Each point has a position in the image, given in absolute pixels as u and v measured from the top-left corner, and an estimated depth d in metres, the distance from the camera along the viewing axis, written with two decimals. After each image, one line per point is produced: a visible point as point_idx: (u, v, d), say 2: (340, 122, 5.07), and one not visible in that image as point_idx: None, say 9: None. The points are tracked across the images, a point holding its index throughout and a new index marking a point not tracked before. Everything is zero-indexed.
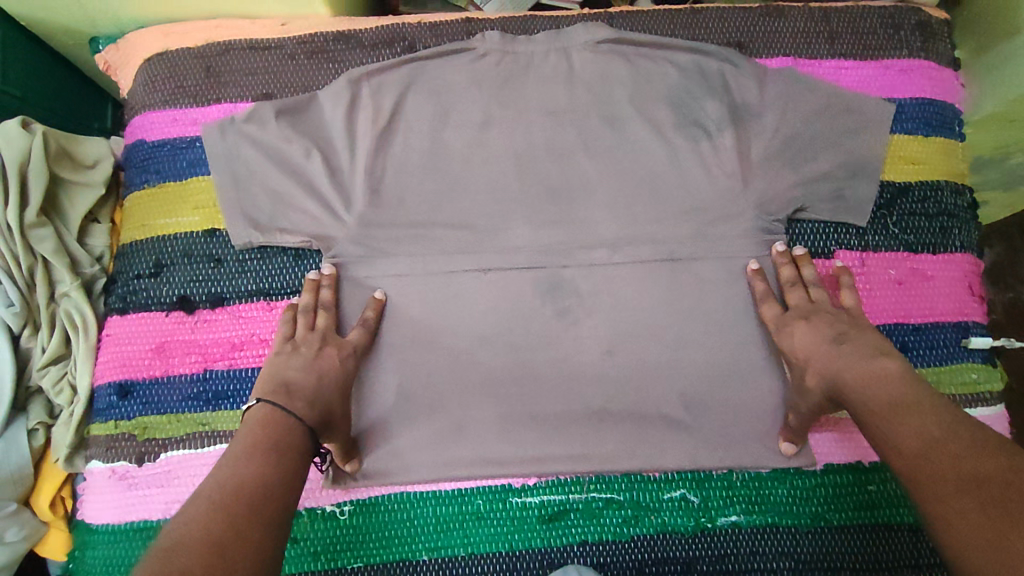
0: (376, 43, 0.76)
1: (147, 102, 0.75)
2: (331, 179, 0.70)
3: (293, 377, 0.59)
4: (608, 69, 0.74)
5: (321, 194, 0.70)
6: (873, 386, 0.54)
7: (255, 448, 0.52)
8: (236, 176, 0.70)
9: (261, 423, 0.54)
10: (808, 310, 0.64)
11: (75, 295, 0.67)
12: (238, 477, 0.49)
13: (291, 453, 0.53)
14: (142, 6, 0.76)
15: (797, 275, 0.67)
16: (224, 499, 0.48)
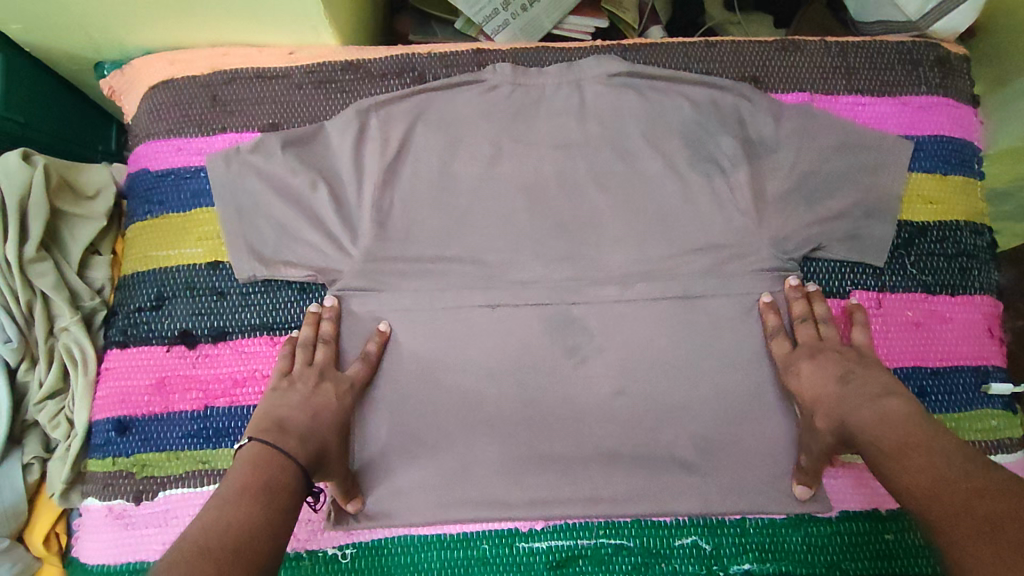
0: (384, 73, 0.75)
1: (151, 130, 0.73)
2: (338, 212, 0.69)
3: (288, 414, 0.57)
4: (620, 103, 0.73)
5: (327, 228, 0.69)
6: (882, 429, 0.52)
7: (246, 489, 0.50)
8: (241, 207, 0.69)
9: (252, 462, 0.52)
10: (816, 348, 0.63)
11: (74, 330, 0.65)
12: (222, 519, 0.47)
13: (282, 493, 0.51)
14: (150, 33, 0.75)
15: (808, 310, 0.66)
16: (207, 543, 0.45)
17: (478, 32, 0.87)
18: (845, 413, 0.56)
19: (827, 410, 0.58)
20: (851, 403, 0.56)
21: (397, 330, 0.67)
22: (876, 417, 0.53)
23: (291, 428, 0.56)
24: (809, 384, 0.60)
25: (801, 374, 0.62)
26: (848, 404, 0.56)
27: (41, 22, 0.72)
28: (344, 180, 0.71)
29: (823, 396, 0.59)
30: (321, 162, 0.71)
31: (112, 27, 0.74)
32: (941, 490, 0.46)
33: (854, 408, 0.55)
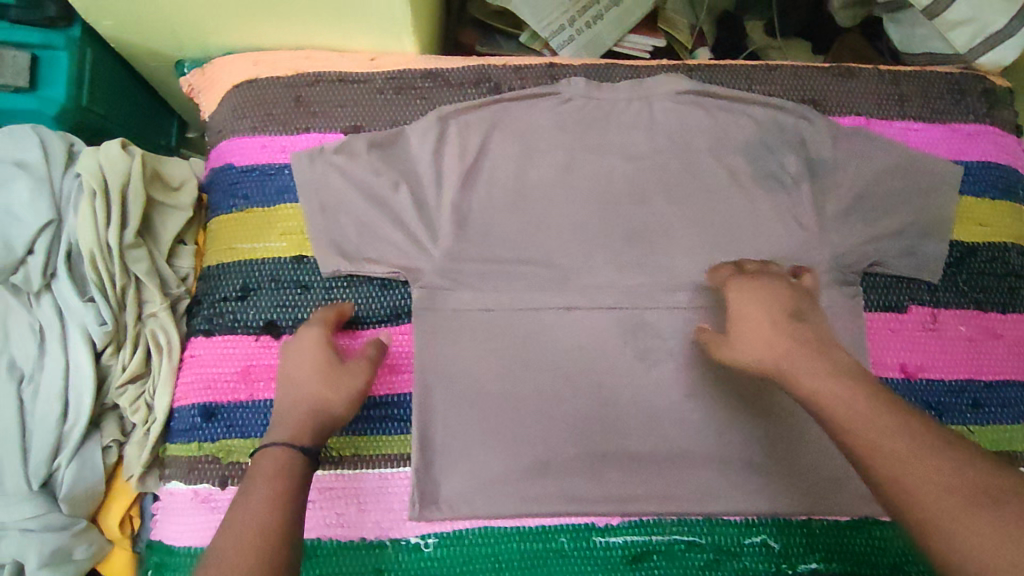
0: (462, 82, 0.77)
1: (235, 128, 0.76)
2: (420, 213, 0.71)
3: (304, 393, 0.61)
4: (688, 120, 0.76)
5: (410, 227, 0.71)
6: (859, 414, 0.51)
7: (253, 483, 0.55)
8: (328, 215, 0.71)
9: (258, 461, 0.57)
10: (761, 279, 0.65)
11: (163, 316, 0.67)
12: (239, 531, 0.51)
13: (269, 477, 0.55)
14: (234, 34, 0.77)
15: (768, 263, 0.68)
16: (232, 560, 0.49)
17: (542, 46, 0.90)
18: (802, 354, 0.56)
19: (780, 352, 0.58)
20: (830, 380, 0.53)
21: (474, 330, 0.69)
22: (858, 392, 0.52)
23: (316, 417, 0.60)
24: (754, 316, 0.61)
25: (751, 306, 0.62)
26: (819, 378, 0.54)
27: (132, 19, 0.74)
28: (425, 182, 0.73)
29: (769, 329, 0.59)
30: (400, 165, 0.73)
31: (199, 28, 0.76)
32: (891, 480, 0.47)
33: (812, 372, 0.55)
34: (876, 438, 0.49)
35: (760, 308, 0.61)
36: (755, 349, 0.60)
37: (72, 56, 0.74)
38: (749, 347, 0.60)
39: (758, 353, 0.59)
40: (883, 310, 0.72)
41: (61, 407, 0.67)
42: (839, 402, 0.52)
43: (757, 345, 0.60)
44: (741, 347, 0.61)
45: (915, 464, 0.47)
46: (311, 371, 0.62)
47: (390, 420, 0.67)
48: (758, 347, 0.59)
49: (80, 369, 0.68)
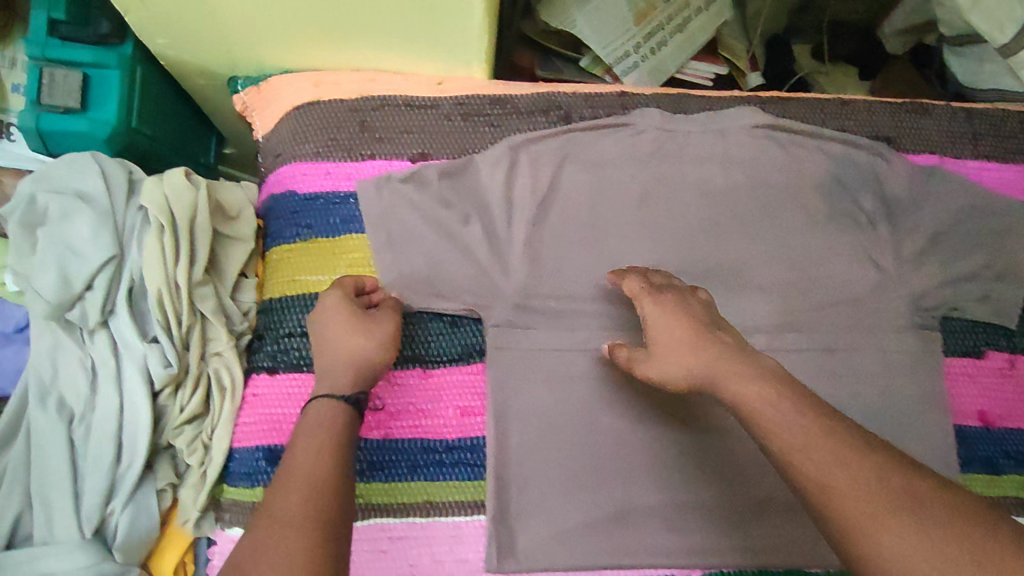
0: (531, 110, 0.75)
1: (296, 152, 0.72)
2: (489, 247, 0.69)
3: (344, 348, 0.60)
4: (763, 154, 0.74)
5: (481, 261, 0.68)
6: (789, 420, 0.49)
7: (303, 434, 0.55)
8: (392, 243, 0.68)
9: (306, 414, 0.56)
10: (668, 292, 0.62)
11: (228, 354, 0.66)
12: (294, 480, 0.51)
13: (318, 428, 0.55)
14: (294, 53, 0.73)
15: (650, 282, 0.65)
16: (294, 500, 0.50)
17: (604, 71, 0.87)
18: (724, 366, 0.54)
19: (700, 367, 0.54)
20: (757, 387, 0.51)
21: (548, 370, 0.67)
22: (788, 402, 0.50)
23: (357, 366, 0.59)
24: (670, 328, 0.58)
25: (666, 316, 0.58)
26: (747, 382, 0.52)
27: (187, 38, 0.70)
28: (496, 214, 0.70)
29: (688, 342, 0.56)
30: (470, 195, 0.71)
31: (257, 48, 0.72)
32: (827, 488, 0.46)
33: (733, 384, 0.52)
34: (801, 446, 0.48)
35: (677, 318, 0.58)
36: (673, 365, 0.56)
37: (125, 76, 0.70)
38: (665, 362, 0.57)
39: (681, 369, 0.55)
40: (961, 355, 0.71)
41: (115, 449, 0.64)
42: (769, 411, 0.50)
43: (676, 360, 0.56)
44: (658, 363, 0.57)
45: (842, 472, 0.47)
46: (344, 329, 0.61)
47: (463, 465, 0.65)
48: (678, 364, 0.56)
49: (135, 407, 0.65)
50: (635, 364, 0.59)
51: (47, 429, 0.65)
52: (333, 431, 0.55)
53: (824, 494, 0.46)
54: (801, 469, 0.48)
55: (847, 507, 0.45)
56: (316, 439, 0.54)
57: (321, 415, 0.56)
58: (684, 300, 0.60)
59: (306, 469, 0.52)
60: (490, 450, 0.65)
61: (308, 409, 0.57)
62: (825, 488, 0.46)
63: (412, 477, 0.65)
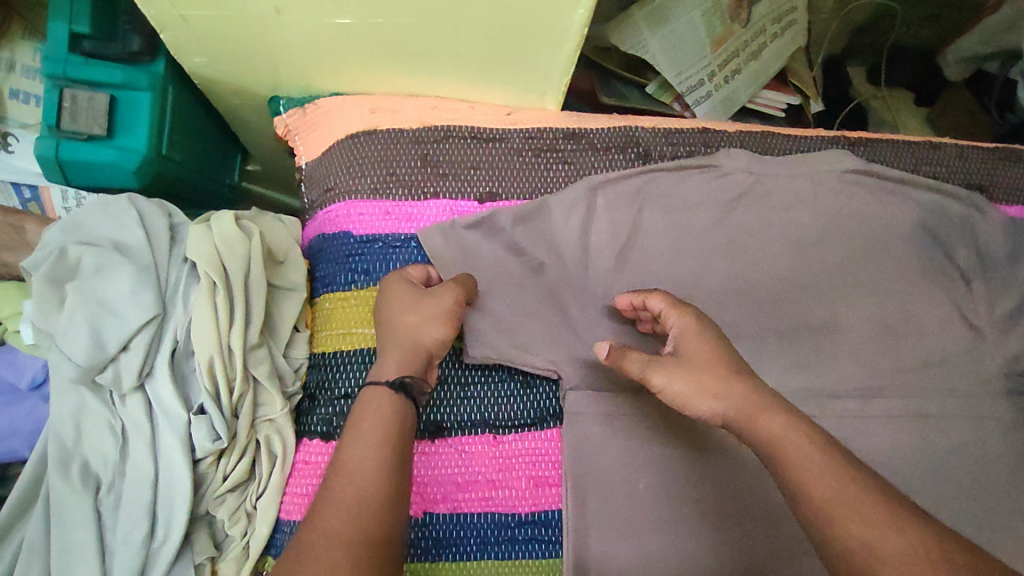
0: (608, 145, 0.68)
1: (350, 186, 0.65)
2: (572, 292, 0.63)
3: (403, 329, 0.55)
4: (853, 201, 0.69)
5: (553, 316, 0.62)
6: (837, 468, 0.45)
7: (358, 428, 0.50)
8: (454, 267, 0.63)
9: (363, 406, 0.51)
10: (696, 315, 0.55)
11: (280, 420, 0.58)
12: (340, 489, 0.46)
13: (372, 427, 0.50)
14: (350, 74, 0.66)
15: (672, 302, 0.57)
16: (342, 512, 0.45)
17: (672, 99, 0.81)
18: (759, 404, 0.49)
19: (734, 397, 0.49)
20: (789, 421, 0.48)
21: (626, 436, 0.62)
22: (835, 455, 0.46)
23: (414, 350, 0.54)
24: (696, 351, 0.52)
25: (696, 341, 0.52)
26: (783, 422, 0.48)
27: (228, 57, 0.63)
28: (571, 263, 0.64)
29: (721, 369, 0.50)
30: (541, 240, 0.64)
31: (308, 70, 0.66)
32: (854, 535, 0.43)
33: (766, 422, 0.48)
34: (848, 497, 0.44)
35: (710, 344, 0.52)
36: (702, 392, 0.50)
37: (155, 99, 0.64)
38: (690, 386, 0.50)
39: (710, 398, 0.50)
40: None
41: (149, 522, 0.54)
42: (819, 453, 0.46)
43: (704, 387, 0.50)
44: (683, 382, 0.50)
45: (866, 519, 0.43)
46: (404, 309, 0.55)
47: (537, 542, 0.60)
48: (708, 390, 0.50)
49: (172, 473, 0.56)
50: (654, 376, 0.51)
51: (67, 502, 0.54)
52: (387, 428, 0.50)
53: (864, 552, 0.42)
54: (836, 522, 0.43)
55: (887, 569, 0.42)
56: (367, 435, 0.49)
57: (376, 408, 0.51)
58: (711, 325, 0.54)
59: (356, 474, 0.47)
60: (568, 527, 0.59)
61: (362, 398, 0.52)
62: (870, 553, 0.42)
63: (482, 555, 0.59)
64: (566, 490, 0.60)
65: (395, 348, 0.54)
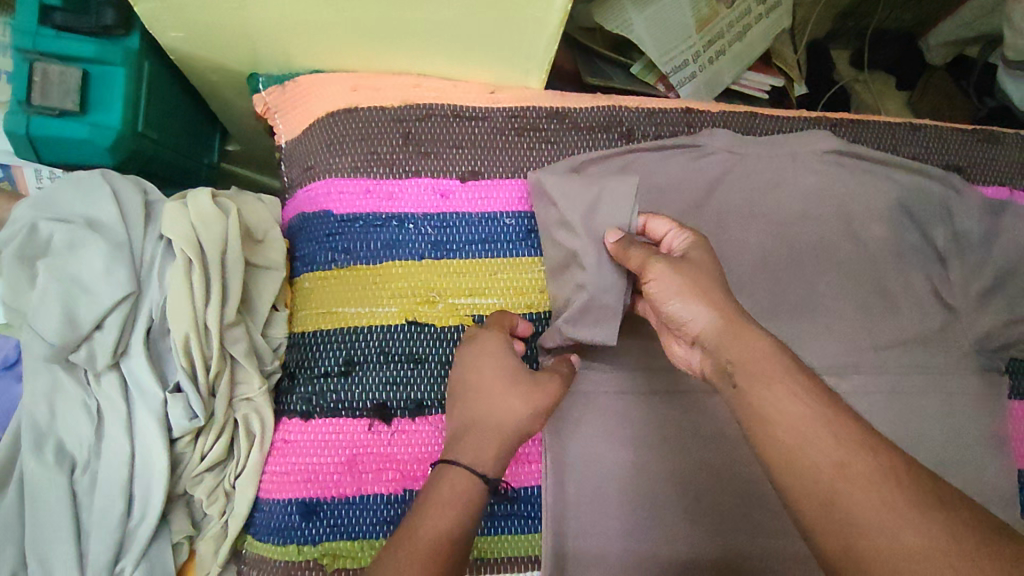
0: (591, 125, 0.68)
1: (331, 165, 0.64)
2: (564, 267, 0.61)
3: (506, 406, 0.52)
4: (832, 180, 0.70)
5: (569, 291, 0.60)
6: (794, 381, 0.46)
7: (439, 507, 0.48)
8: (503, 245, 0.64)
9: (447, 485, 0.49)
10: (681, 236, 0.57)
11: (258, 399, 0.58)
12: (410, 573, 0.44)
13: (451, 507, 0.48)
14: (330, 50, 0.65)
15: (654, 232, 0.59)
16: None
17: (656, 79, 0.81)
18: (746, 320, 0.50)
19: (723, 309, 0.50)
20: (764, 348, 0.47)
21: (607, 414, 0.63)
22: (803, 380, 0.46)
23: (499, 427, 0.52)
24: (693, 262, 0.53)
25: (694, 253, 0.53)
26: (755, 342, 0.48)
27: (204, 30, 0.62)
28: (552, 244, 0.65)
29: (713, 281, 0.52)
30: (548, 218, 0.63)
31: (286, 46, 0.65)
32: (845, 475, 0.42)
33: (755, 338, 0.48)
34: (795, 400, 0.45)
35: (707, 260, 0.53)
36: (692, 294, 0.50)
37: (130, 74, 0.63)
38: (677, 286, 0.51)
39: (701, 305, 0.50)
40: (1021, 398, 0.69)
41: (126, 502, 0.55)
42: (782, 373, 0.46)
43: (693, 291, 0.51)
44: (673, 280, 0.51)
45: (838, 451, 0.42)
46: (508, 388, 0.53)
47: (516, 517, 0.60)
48: (700, 295, 0.50)
49: (148, 455, 0.56)
50: (653, 266, 0.53)
51: (43, 482, 0.54)
52: (463, 512, 0.48)
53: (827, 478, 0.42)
54: (799, 453, 0.43)
55: (855, 493, 0.41)
56: (442, 515, 0.48)
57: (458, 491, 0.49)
58: (712, 251, 0.54)
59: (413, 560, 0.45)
60: (546, 497, 0.60)
61: (439, 474, 0.50)
62: (835, 476, 0.42)
63: None
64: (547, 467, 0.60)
65: (487, 426, 0.51)
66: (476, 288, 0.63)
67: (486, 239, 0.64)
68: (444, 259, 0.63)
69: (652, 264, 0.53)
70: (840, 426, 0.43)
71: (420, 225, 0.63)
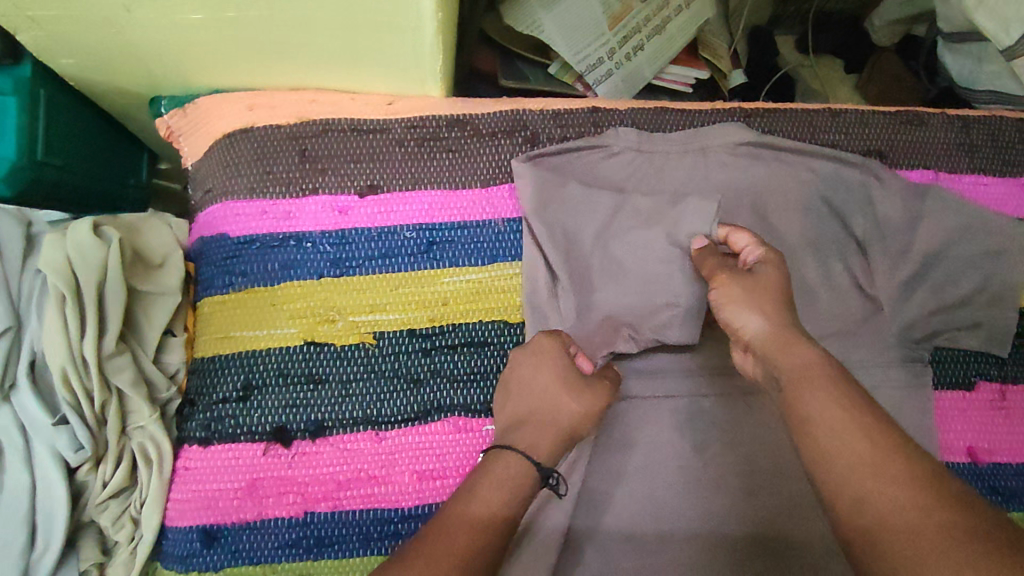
0: (494, 131, 0.67)
1: (227, 187, 0.64)
2: (633, 264, 0.64)
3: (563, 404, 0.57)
4: (746, 174, 0.68)
5: (619, 293, 0.64)
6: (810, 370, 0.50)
7: (495, 482, 0.51)
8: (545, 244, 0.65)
9: (505, 466, 0.52)
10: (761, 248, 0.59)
11: (151, 426, 0.58)
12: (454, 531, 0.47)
13: (504, 485, 0.51)
14: (224, 70, 0.64)
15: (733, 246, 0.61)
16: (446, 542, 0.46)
17: (573, 79, 0.79)
18: (797, 330, 0.54)
19: (777, 319, 0.54)
20: (813, 356, 0.51)
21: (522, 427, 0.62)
22: (800, 367, 0.50)
23: (551, 422, 0.56)
24: (761, 275, 0.57)
25: (764, 271, 0.57)
26: (802, 350, 0.52)
27: (94, 57, 0.62)
28: (452, 256, 0.64)
29: (779, 296, 0.56)
30: (603, 225, 0.65)
31: (177, 67, 0.64)
32: (870, 470, 0.43)
33: (800, 347, 0.52)
34: (800, 393, 0.49)
35: (773, 276, 0.57)
36: (748, 303, 0.55)
37: (23, 104, 0.64)
38: (737, 294, 0.56)
39: (756, 313, 0.55)
40: (948, 387, 0.67)
41: (27, 532, 0.54)
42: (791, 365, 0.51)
43: (751, 300, 0.56)
44: (731, 289, 0.57)
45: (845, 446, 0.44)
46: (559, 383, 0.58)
47: None
48: (760, 302, 0.55)
49: (49, 484, 0.56)
50: (719, 277, 0.58)
51: None
52: (513, 493, 0.51)
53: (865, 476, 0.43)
54: (836, 450, 0.45)
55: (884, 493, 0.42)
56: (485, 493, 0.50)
57: (509, 471, 0.52)
58: (782, 272, 0.57)
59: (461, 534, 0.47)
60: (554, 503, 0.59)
61: (496, 455, 0.54)
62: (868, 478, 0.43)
63: (363, 552, 0.58)
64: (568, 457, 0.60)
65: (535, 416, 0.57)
66: (376, 304, 0.63)
67: (385, 254, 0.64)
68: (343, 277, 0.63)
69: (717, 275, 0.58)
70: (842, 416, 0.46)
71: (318, 244, 0.63)
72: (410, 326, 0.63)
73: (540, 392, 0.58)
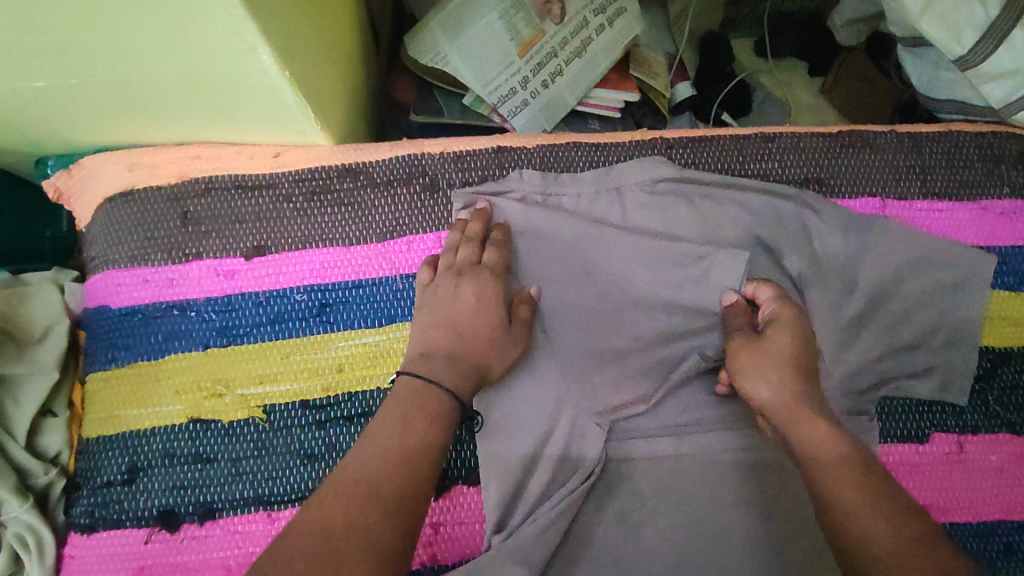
0: (389, 179, 0.62)
1: (109, 255, 0.61)
2: (636, 308, 0.62)
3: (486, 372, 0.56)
4: (667, 214, 0.63)
5: (624, 340, 0.61)
6: (811, 445, 0.50)
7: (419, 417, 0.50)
8: (539, 286, 0.61)
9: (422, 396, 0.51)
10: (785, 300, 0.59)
11: (25, 514, 0.55)
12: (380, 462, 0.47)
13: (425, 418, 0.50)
14: (98, 131, 0.61)
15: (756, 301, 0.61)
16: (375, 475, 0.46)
17: (490, 109, 0.73)
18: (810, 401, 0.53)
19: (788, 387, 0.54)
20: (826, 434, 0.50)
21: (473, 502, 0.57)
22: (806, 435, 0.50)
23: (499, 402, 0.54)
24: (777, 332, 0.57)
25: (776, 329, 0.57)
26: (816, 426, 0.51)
27: None
28: (347, 318, 0.60)
29: None
30: (610, 269, 0.62)
31: (48, 129, 0.60)
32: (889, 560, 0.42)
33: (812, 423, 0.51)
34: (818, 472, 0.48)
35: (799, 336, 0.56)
36: (757, 370, 0.55)
37: None
38: (746, 364, 0.56)
39: (769, 382, 0.54)
40: (898, 442, 0.61)
41: None
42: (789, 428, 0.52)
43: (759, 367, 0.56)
44: (741, 357, 0.57)
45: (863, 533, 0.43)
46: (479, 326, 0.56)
47: None
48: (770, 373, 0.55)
49: None
50: (734, 341, 0.58)
51: None
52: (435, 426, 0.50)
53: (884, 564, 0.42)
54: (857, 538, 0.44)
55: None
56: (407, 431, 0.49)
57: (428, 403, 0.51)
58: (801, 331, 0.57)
59: (385, 465, 0.47)
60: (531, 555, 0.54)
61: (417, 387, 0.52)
62: None
63: None
64: (570, 478, 0.58)
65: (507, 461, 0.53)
66: (266, 375, 0.59)
67: (274, 319, 0.60)
68: (230, 346, 0.59)
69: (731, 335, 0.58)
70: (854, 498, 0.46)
71: (203, 312, 0.60)
72: (302, 397, 0.59)
73: (472, 343, 0.55)
